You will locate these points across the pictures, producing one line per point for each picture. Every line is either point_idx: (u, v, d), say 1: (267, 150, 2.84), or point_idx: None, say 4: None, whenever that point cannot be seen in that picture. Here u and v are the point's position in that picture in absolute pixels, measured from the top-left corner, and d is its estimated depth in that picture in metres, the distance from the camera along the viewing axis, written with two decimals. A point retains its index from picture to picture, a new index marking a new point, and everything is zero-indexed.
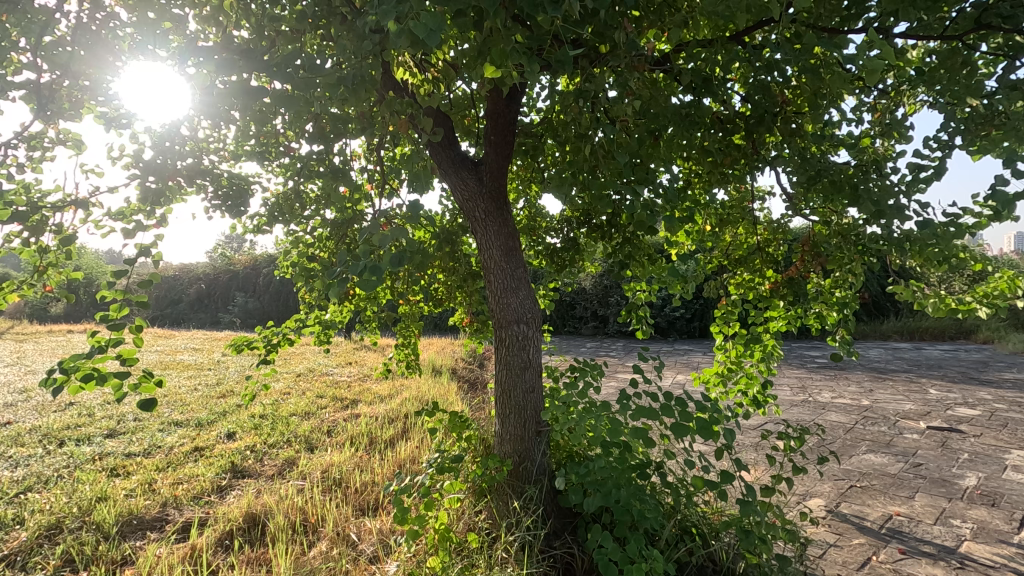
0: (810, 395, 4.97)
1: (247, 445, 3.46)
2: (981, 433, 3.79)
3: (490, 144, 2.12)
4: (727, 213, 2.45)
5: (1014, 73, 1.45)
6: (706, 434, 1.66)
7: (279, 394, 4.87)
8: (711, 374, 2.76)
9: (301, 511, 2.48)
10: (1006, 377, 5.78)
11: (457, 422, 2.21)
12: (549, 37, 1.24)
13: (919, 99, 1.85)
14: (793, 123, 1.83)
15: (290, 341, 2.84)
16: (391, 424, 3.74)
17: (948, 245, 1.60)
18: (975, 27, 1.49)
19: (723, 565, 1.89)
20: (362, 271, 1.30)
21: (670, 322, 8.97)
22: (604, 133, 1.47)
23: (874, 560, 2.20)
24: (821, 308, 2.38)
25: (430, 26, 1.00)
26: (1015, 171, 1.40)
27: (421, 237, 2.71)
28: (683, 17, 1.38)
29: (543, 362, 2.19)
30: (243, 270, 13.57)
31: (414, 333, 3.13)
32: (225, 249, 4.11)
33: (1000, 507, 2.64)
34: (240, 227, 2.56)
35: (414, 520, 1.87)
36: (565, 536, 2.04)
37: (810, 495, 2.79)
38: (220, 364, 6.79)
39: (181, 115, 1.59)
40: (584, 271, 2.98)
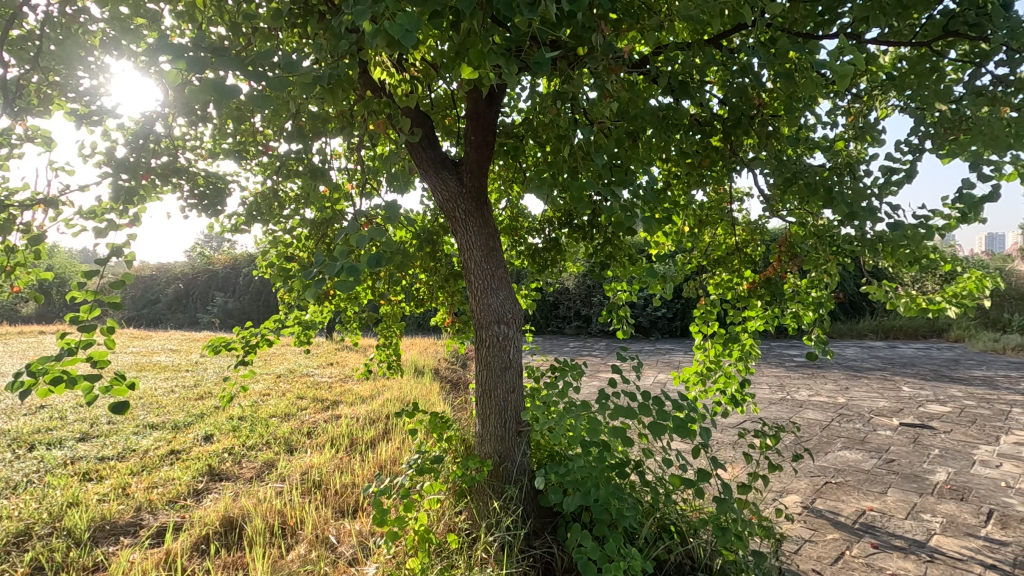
0: (787, 393, 5.05)
1: (224, 447, 3.41)
2: (950, 430, 3.89)
3: (470, 144, 2.10)
4: (705, 215, 2.47)
5: (981, 79, 1.49)
6: (683, 433, 1.67)
7: (258, 396, 4.80)
8: (690, 373, 2.78)
9: (280, 514, 2.45)
10: (975, 374, 5.94)
11: (437, 422, 2.20)
12: (527, 39, 1.23)
13: (891, 104, 1.89)
14: (770, 125, 1.86)
15: (269, 342, 2.79)
16: (372, 425, 3.72)
17: (919, 246, 1.64)
18: (943, 34, 1.53)
19: (701, 562, 1.92)
20: (338, 271, 1.30)
21: (651, 322, 9.05)
22: (584, 135, 1.48)
23: (847, 554, 2.25)
24: (798, 308, 2.43)
25: (405, 27, 1.00)
26: (982, 175, 1.44)
27: (402, 236, 2.69)
28: (659, 21, 1.38)
29: (524, 362, 2.19)
30: (222, 270, 13.35)
31: (396, 333, 3.11)
32: (203, 249, 4.04)
33: (968, 501, 2.72)
34: (217, 226, 2.53)
35: (393, 521, 1.86)
36: (545, 536, 2.05)
37: (787, 491, 2.84)
38: (197, 366, 6.67)
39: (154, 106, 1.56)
40: (565, 271, 2.99)
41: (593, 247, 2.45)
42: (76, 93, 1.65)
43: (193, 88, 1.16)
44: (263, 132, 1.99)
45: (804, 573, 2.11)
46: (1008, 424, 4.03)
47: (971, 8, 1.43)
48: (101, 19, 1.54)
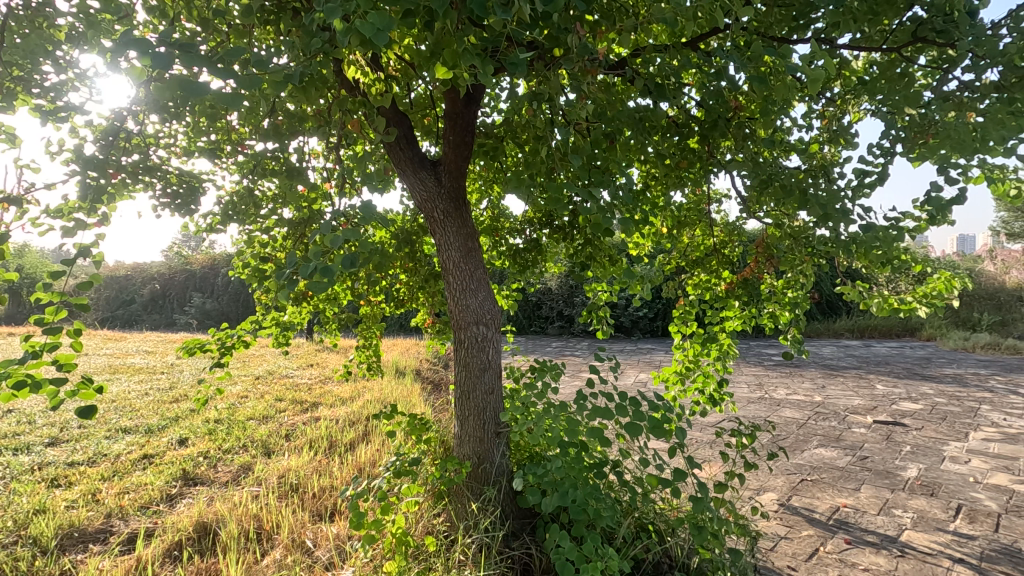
0: (765, 392, 5.12)
1: (200, 451, 3.35)
2: (922, 427, 3.98)
3: (449, 145, 2.09)
4: (684, 216, 2.50)
5: (949, 84, 1.52)
6: (658, 433, 1.67)
7: (236, 398, 4.72)
8: (670, 373, 2.80)
9: (256, 518, 2.41)
10: (946, 372, 6.08)
11: (416, 424, 2.19)
12: (502, 39, 1.23)
13: (863, 108, 1.93)
14: (746, 128, 1.89)
15: (246, 343, 2.74)
16: (352, 427, 3.68)
17: (890, 248, 1.68)
18: (911, 40, 1.57)
19: (678, 561, 1.94)
20: (312, 272, 1.29)
21: (633, 322, 9.11)
22: (561, 136, 1.48)
23: (821, 550, 2.29)
24: (775, 308, 2.46)
25: (377, 25, 0.98)
26: (950, 179, 1.47)
27: (382, 236, 2.66)
28: (634, 23, 1.38)
29: (503, 363, 2.19)
30: (199, 270, 13.12)
31: (376, 333, 3.09)
32: (180, 249, 3.96)
33: (938, 496, 2.78)
34: (193, 226, 2.48)
35: (370, 524, 1.84)
36: (524, 537, 2.05)
37: (764, 489, 2.88)
38: (173, 367, 6.53)
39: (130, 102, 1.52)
40: (546, 272, 2.99)
41: (573, 248, 2.46)
42: (41, 88, 1.60)
43: (161, 86, 1.13)
44: (240, 130, 1.96)
45: (778, 570, 2.14)
46: (977, 421, 4.13)
47: (938, 15, 1.47)
48: (68, 12, 1.50)
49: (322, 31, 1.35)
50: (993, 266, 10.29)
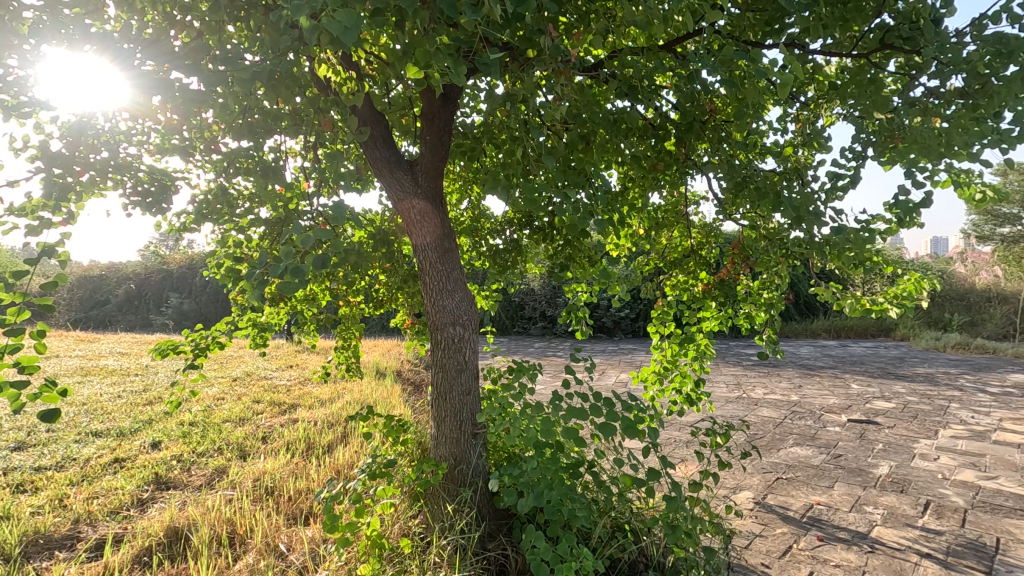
0: (744, 392, 5.17)
1: (173, 454, 3.29)
2: (894, 425, 4.06)
3: (426, 145, 2.09)
4: (661, 217, 2.53)
5: (916, 90, 1.56)
6: (632, 433, 1.68)
7: (212, 400, 4.64)
8: (648, 373, 2.81)
9: (229, 522, 2.38)
10: (918, 371, 6.23)
11: (393, 425, 2.17)
12: (474, 40, 1.23)
13: (835, 112, 1.97)
14: (722, 132, 1.91)
15: (221, 344, 2.68)
16: (331, 429, 3.65)
17: (862, 249, 1.71)
18: (879, 47, 1.61)
19: (653, 560, 1.96)
20: (282, 272, 1.29)
21: (615, 322, 9.16)
22: (536, 137, 1.49)
23: (794, 547, 2.33)
24: (751, 308, 2.49)
25: (345, 23, 0.98)
26: (917, 182, 1.51)
27: (360, 236, 2.64)
28: (606, 25, 1.40)
29: (480, 364, 2.18)
30: (177, 270, 12.90)
31: (355, 334, 3.07)
32: (158, 248, 3.89)
33: (908, 493, 2.85)
34: (165, 224, 2.43)
35: (345, 527, 1.83)
36: (500, 538, 2.05)
37: (740, 488, 2.91)
38: (148, 369, 6.40)
39: (101, 101, 1.49)
40: (527, 272, 2.98)
41: (553, 248, 2.46)
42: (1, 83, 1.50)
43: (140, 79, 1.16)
44: (216, 128, 1.86)
45: (752, 567, 2.17)
46: (946, 419, 4.24)
47: (904, 22, 1.51)
48: (34, 6, 1.45)
49: (292, 28, 1.34)
50: (962, 266, 10.56)
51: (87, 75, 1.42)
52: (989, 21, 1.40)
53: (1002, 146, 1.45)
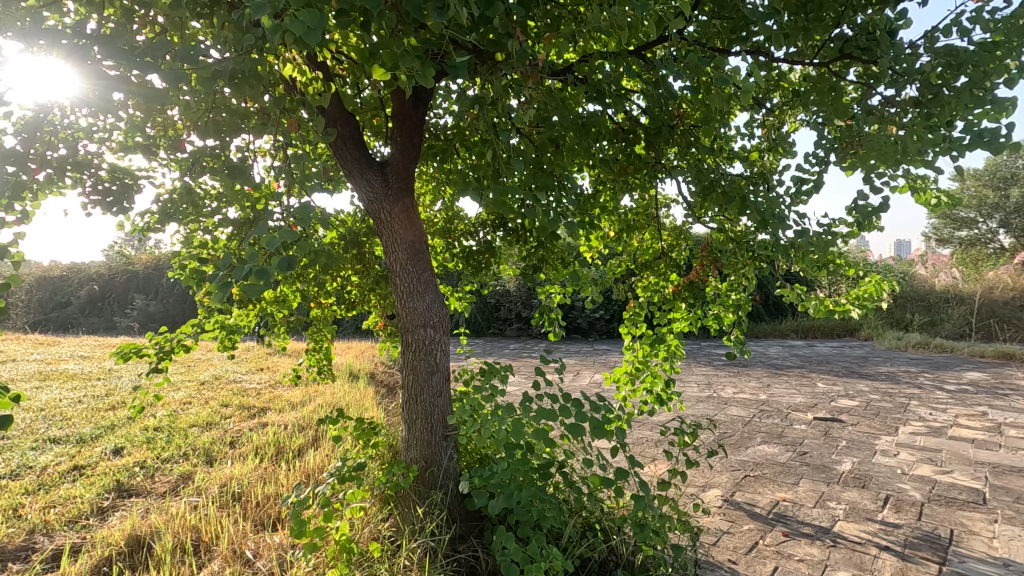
0: (714, 391, 5.27)
1: (136, 460, 3.20)
2: (857, 422, 4.19)
3: (396, 145, 2.07)
4: (632, 220, 2.56)
5: (874, 99, 1.61)
6: (600, 434, 1.69)
7: (178, 405, 4.52)
8: (621, 373, 2.83)
9: (194, 530, 2.32)
10: (881, 370, 6.43)
11: (363, 428, 2.15)
12: (442, 43, 1.23)
13: (799, 118, 2.03)
14: (691, 136, 1.95)
15: (187, 347, 2.61)
16: (302, 433, 3.60)
17: (825, 252, 1.75)
18: (839, 56, 1.66)
19: (623, 558, 1.98)
20: (246, 274, 1.27)
21: (590, 323, 9.25)
22: (506, 140, 1.49)
23: (760, 543, 2.38)
24: (719, 309, 2.54)
25: (308, 24, 0.98)
26: (874, 188, 1.57)
27: (331, 237, 2.61)
28: (573, 30, 1.41)
29: (451, 366, 2.18)
30: (143, 271, 12.56)
31: (326, 336, 3.03)
32: (123, 247, 3.78)
33: (869, 488, 2.94)
34: (129, 224, 2.36)
35: (313, 532, 1.80)
36: (471, 540, 2.05)
37: (709, 486, 2.96)
38: (111, 373, 6.21)
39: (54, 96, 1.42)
40: (500, 273, 2.98)
41: (527, 250, 2.48)
42: None
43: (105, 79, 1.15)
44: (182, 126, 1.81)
45: (720, 564, 2.21)
46: (906, 416, 4.39)
47: (862, 33, 1.55)
48: None
49: (255, 26, 1.33)
50: (923, 268, 10.93)
51: (44, 72, 1.37)
52: (940, 34, 1.46)
53: (953, 154, 1.51)
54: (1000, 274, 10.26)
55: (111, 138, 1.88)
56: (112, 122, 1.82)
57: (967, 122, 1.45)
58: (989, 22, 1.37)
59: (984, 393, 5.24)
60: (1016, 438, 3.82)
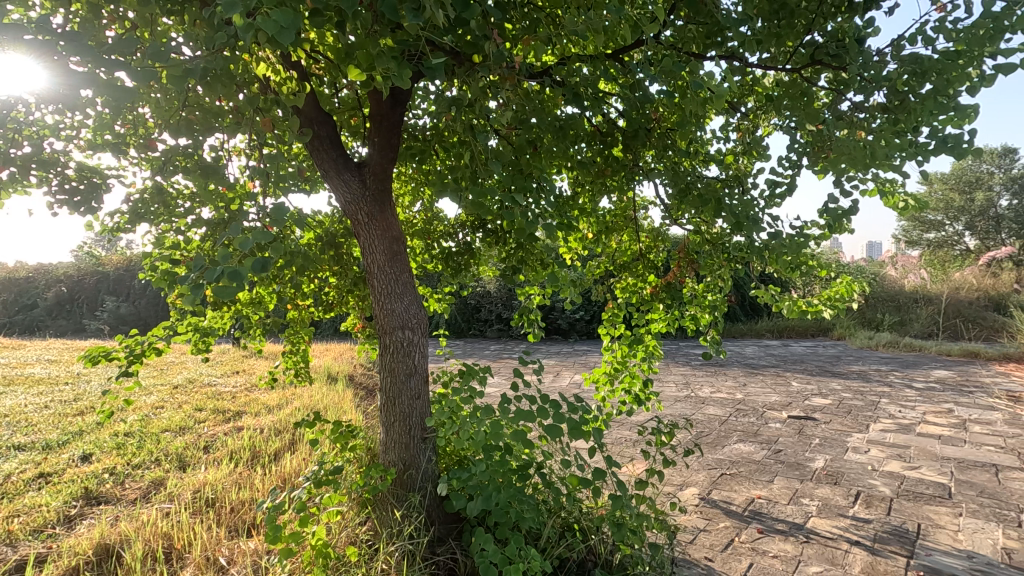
0: (692, 391, 5.33)
1: (105, 467, 3.12)
2: (830, 420, 4.28)
3: (374, 146, 2.06)
4: (611, 222, 2.58)
5: (843, 104, 1.65)
6: (578, 435, 1.70)
7: (150, 409, 4.42)
8: (600, 374, 2.85)
9: (166, 537, 2.27)
10: (852, 369, 6.59)
11: (341, 431, 2.13)
12: (418, 44, 1.22)
13: (772, 123, 2.07)
14: (667, 139, 1.98)
15: (159, 350, 2.55)
16: (278, 436, 3.54)
17: (797, 253, 1.79)
18: (810, 62, 1.69)
19: (601, 558, 2.00)
20: (218, 276, 1.25)
21: (570, 324, 9.29)
22: (484, 141, 1.49)
23: (736, 540, 2.41)
24: (696, 310, 2.57)
25: (281, 23, 0.97)
26: (844, 191, 1.61)
27: (308, 238, 2.58)
28: (549, 33, 1.41)
29: (430, 368, 2.17)
30: (114, 272, 12.25)
31: (304, 338, 2.99)
32: (92, 248, 3.69)
33: (841, 484, 3.01)
34: (97, 224, 2.30)
35: (288, 537, 1.78)
36: (449, 542, 2.04)
37: (686, 485, 3.00)
38: (80, 377, 6.04)
39: (19, 92, 1.38)
40: (480, 275, 2.98)
41: (506, 251, 2.49)
42: None
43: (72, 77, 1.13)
44: (153, 125, 1.77)
45: (696, 561, 2.24)
46: (877, 413, 4.51)
47: (832, 40, 1.58)
48: None
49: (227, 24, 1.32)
50: (893, 269, 11.23)
51: (7, 69, 1.32)
52: (906, 42, 1.50)
53: (918, 159, 1.56)
54: (965, 274, 10.60)
55: (78, 136, 1.82)
56: (79, 120, 1.78)
57: (932, 128, 1.49)
58: (952, 31, 1.42)
59: (950, 391, 5.40)
60: (980, 434, 3.95)
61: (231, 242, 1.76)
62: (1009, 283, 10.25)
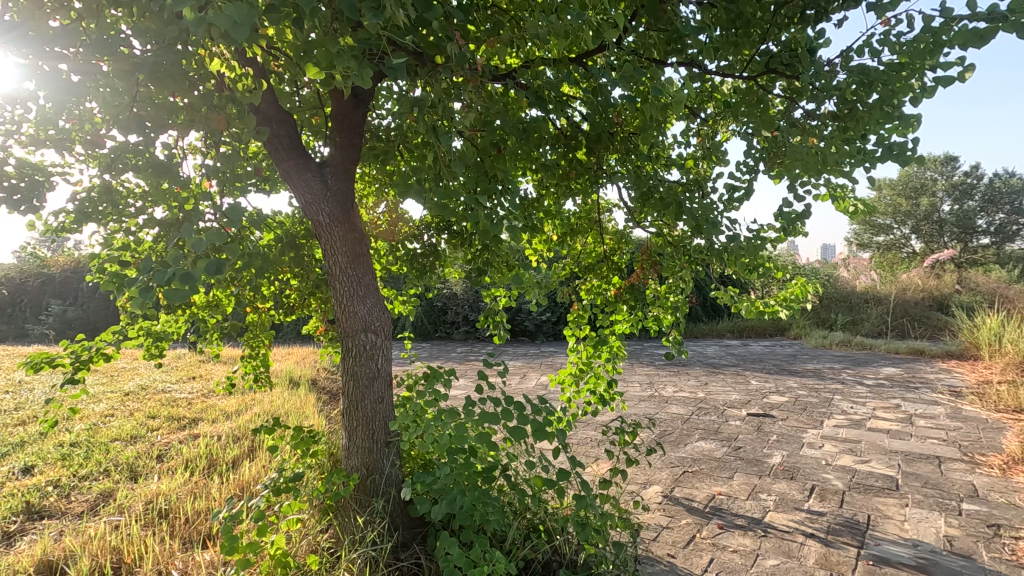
0: (655, 391, 5.43)
1: (49, 479, 2.96)
2: (786, 417, 4.42)
3: (336, 146, 2.02)
4: (576, 224, 2.61)
5: (797, 112, 1.70)
6: (542, 436, 1.70)
7: (98, 418, 4.22)
8: (565, 375, 2.86)
9: (115, 551, 2.17)
10: (808, 367, 6.82)
11: (302, 437, 2.07)
12: (378, 43, 1.20)
13: (730, 129, 2.13)
14: (630, 142, 2.01)
15: (107, 355, 2.44)
16: (236, 443, 3.44)
17: (754, 255, 1.85)
18: (765, 70, 1.74)
19: (566, 558, 2.01)
20: (169, 279, 1.20)
21: (537, 325, 9.34)
22: (448, 143, 1.48)
23: (697, 536, 2.47)
24: (658, 311, 2.61)
25: (235, 18, 0.94)
26: (798, 196, 1.67)
27: (267, 239, 2.51)
28: (511, 36, 1.41)
29: (394, 371, 2.14)
30: (59, 274, 11.68)
31: (264, 342, 2.90)
32: (36, 248, 3.50)
33: (796, 479, 3.11)
34: (39, 224, 2.17)
35: (246, 547, 1.72)
36: (414, 547, 2.02)
37: (649, 483, 3.05)
38: (21, 385, 5.72)
39: None
40: (446, 277, 2.96)
41: (471, 252, 2.48)
42: None
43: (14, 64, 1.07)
44: (101, 121, 1.69)
45: (659, 558, 2.28)
46: (830, 410, 4.68)
47: (786, 50, 1.63)
48: None
49: (178, 18, 1.28)
50: (845, 271, 11.69)
51: None
52: (854, 54, 1.56)
53: (867, 165, 1.63)
54: (912, 276, 11.12)
55: (19, 132, 1.72)
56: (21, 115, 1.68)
57: (879, 137, 1.56)
58: (896, 45, 1.48)
59: (897, 387, 5.65)
60: (925, 428, 4.15)
61: (184, 243, 1.69)
62: (951, 283, 10.80)
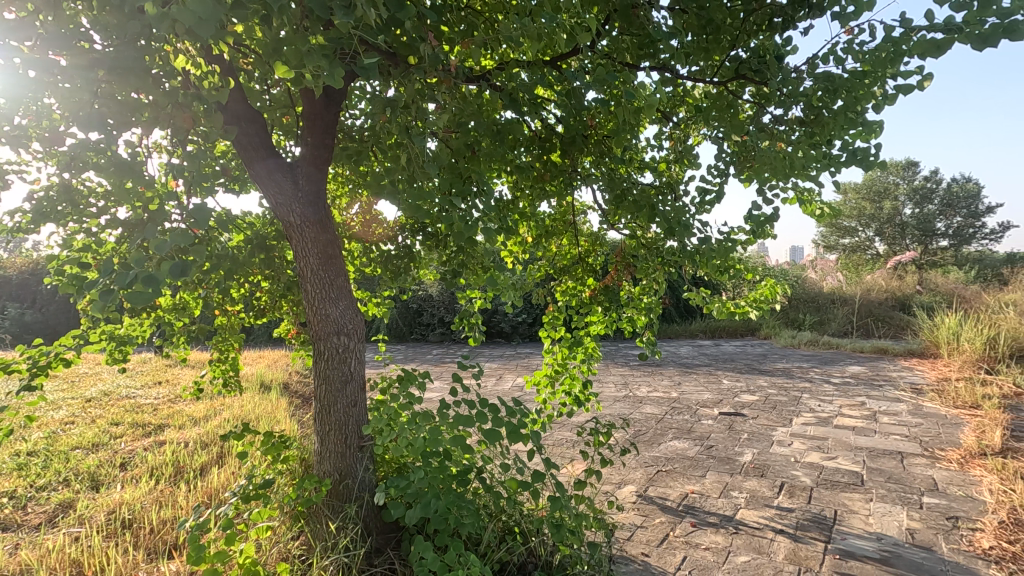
0: (630, 391, 5.48)
1: (4, 490, 2.84)
2: (757, 416, 4.51)
3: (307, 145, 1.99)
4: (550, 226, 2.62)
5: (766, 117, 1.74)
6: (516, 437, 1.70)
7: (58, 426, 4.07)
8: (540, 376, 2.86)
9: (75, 564, 2.10)
10: (777, 366, 6.97)
11: (272, 442, 2.03)
12: (349, 42, 1.19)
13: (701, 133, 2.16)
14: (603, 144, 2.02)
15: (67, 360, 2.36)
16: (204, 450, 3.35)
17: (725, 257, 1.88)
18: (734, 76, 1.77)
19: (541, 559, 2.01)
20: (131, 281, 1.16)
21: (513, 327, 9.34)
22: (421, 143, 1.47)
23: (671, 535, 2.50)
24: (632, 312, 2.63)
25: (199, 14, 0.92)
26: (766, 199, 1.71)
27: (236, 240, 2.45)
28: (485, 37, 1.41)
29: (367, 374, 2.11)
30: (16, 276, 11.18)
31: (233, 346, 2.83)
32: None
33: (766, 476, 3.18)
34: None
35: (213, 557, 1.68)
36: (387, 552, 2.00)
37: (624, 483, 3.08)
38: None
39: None
40: (421, 278, 2.93)
41: (446, 254, 2.46)
42: None
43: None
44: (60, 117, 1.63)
45: (633, 557, 2.30)
46: (799, 408, 4.79)
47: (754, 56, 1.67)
48: None
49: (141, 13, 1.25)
50: (813, 272, 12.00)
51: None
52: (819, 61, 1.60)
53: (832, 169, 1.67)
54: (875, 277, 11.48)
55: None
56: None
57: (843, 142, 1.60)
58: (859, 53, 1.52)
59: (862, 385, 5.82)
60: (888, 424, 4.28)
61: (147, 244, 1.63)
62: (912, 284, 11.18)
